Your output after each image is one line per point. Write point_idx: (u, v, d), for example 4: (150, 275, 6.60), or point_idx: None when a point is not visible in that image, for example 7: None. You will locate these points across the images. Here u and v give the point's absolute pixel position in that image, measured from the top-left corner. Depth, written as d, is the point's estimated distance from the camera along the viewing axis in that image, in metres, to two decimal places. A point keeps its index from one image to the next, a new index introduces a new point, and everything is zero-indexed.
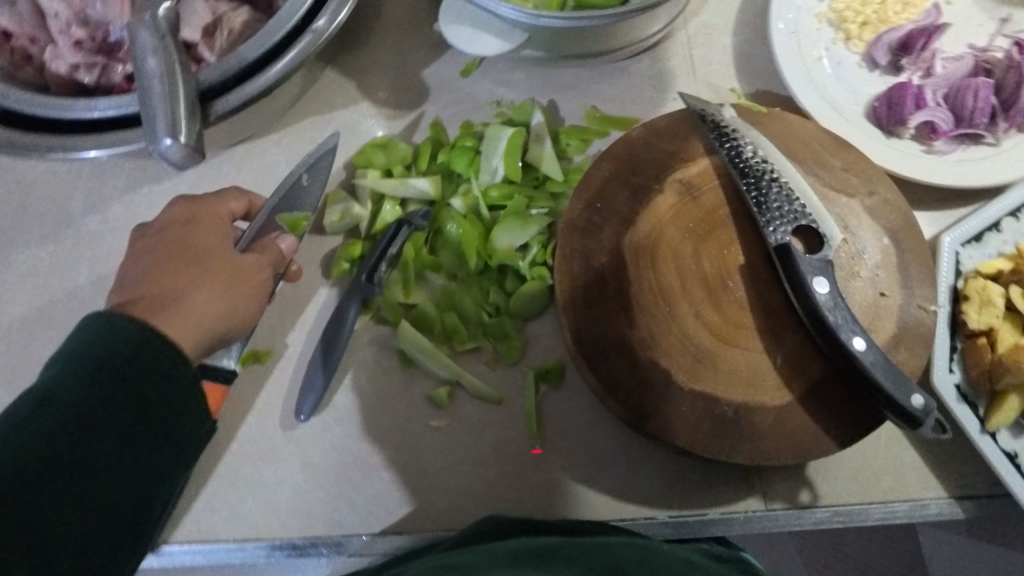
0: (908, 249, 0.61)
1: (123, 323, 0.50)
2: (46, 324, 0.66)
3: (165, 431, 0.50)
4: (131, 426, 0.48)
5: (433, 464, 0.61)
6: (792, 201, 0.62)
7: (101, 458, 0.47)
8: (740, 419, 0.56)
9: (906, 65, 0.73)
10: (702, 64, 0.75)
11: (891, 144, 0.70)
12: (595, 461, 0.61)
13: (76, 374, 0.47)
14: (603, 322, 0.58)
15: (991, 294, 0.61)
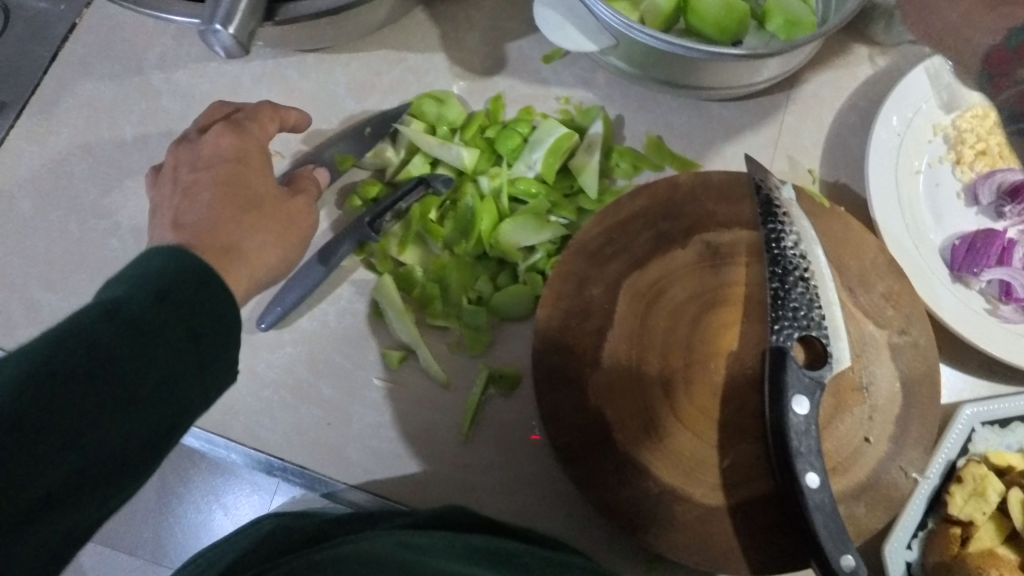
0: (916, 405, 0.56)
1: (189, 254, 0.42)
2: (85, 154, 0.70)
3: (201, 380, 0.42)
4: (178, 361, 0.40)
5: (361, 419, 0.62)
6: (812, 308, 0.57)
7: (133, 387, 0.38)
8: (662, 502, 0.54)
9: (1010, 213, 0.65)
10: (790, 134, 0.70)
11: (953, 290, 0.63)
12: (512, 479, 0.61)
13: (146, 288, 0.40)
14: (568, 354, 0.57)
15: (988, 487, 0.55)
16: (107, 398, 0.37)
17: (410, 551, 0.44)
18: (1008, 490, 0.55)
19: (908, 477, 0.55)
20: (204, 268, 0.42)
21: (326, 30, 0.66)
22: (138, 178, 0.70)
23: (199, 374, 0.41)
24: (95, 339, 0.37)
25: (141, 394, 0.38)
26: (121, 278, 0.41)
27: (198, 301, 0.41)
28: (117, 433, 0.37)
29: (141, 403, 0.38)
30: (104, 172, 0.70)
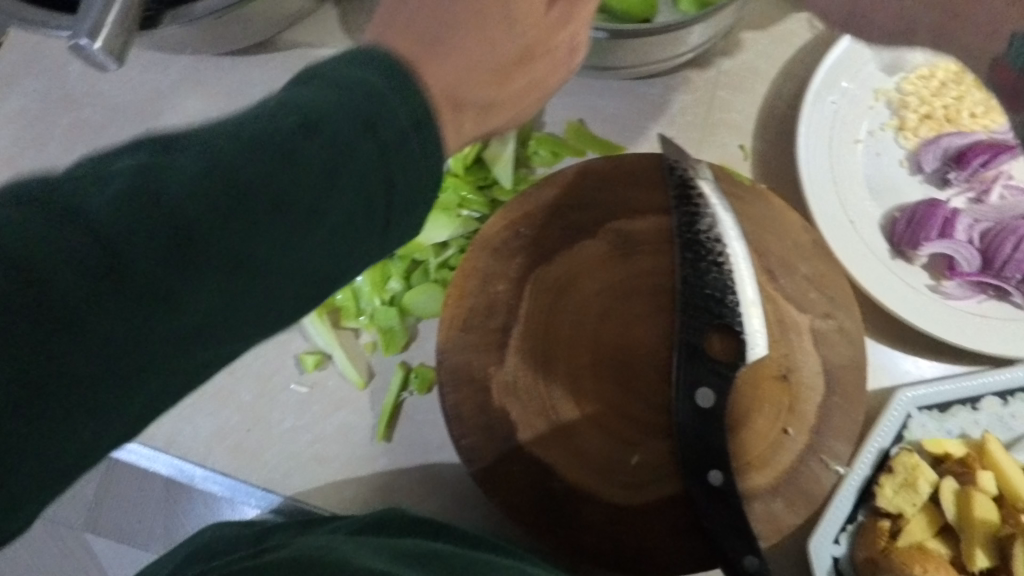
0: (840, 393, 0.53)
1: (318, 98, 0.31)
2: None
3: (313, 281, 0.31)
4: (325, 238, 0.30)
5: (279, 423, 0.62)
6: (727, 294, 0.53)
7: (276, 215, 0.29)
8: (568, 503, 0.52)
9: (954, 180, 0.60)
10: (722, 107, 0.66)
11: (892, 267, 0.59)
12: (431, 480, 0.60)
13: (298, 115, 0.30)
14: (471, 353, 0.55)
15: (920, 477, 0.52)
16: (252, 172, 0.29)
17: (338, 550, 0.43)
18: (941, 479, 0.52)
19: (829, 470, 0.52)
20: (371, 183, 0.31)
21: None
22: None
23: (375, 234, 0.32)
24: (230, 179, 0.28)
25: (256, 307, 0.30)
26: (324, 88, 0.32)
27: (405, 157, 0.33)
28: (239, 244, 0.28)
29: (306, 240, 0.30)
30: None
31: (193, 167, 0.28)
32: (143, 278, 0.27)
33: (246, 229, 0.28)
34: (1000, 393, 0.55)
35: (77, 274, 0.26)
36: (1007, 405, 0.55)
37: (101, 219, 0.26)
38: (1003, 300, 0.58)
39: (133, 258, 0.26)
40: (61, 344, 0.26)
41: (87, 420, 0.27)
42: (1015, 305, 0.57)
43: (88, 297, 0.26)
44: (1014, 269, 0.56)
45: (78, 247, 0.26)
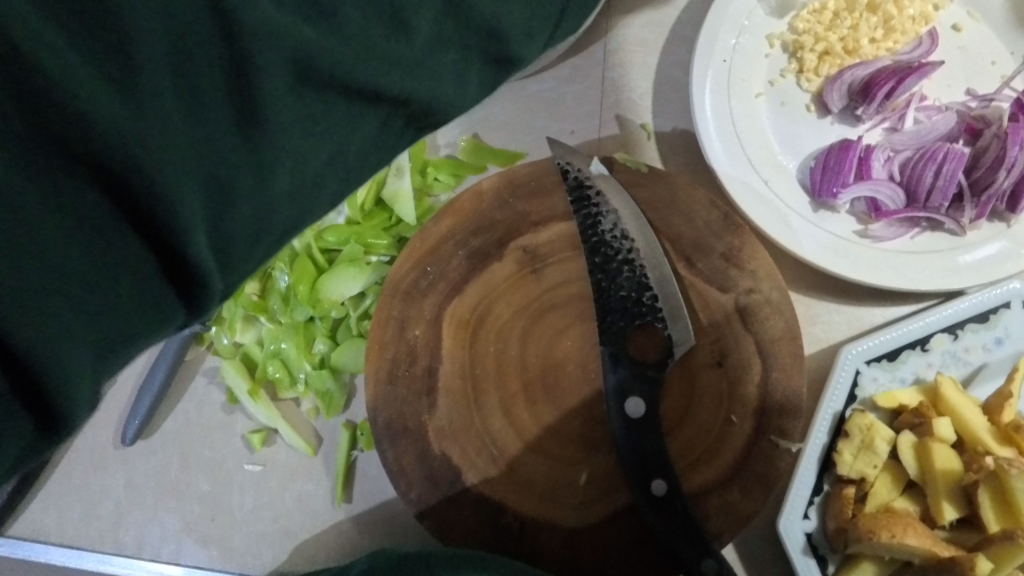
0: (778, 368, 0.51)
1: None
2: None
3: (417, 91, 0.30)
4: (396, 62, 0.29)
5: (240, 505, 0.61)
6: (643, 291, 0.52)
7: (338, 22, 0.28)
8: (524, 535, 0.51)
9: (864, 115, 0.57)
10: (616, 89, 0.63)
11: (814, 220, 0.56)
12: (397, 530, 0.60)
13: None
14: (402, 405, 0.54)
15: (876, 436, 0.50)
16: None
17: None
18: (898, 434, 0.49)
19: (780, 448, 0.50)
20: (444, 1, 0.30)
21: None
22: None
23: (455, 49, 0.31)
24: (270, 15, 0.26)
25: (456, 73, 0.31)
26: None
27: None
28: (368, 81, 0.28)
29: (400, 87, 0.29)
30: None
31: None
32: (278, 79, 0.26)
33: (398, 37, 0.29)
34: (949, 329, 0.53)
35: (213, 110, 0.26)
36: (957, 340, 0.53)
37: (254, 33, 0.25)
38: (937, 230, 0.55)
39: (262, 83, 0.26)
40: (234, 153, 0.26)
41: (278, 180, 0.27)
42: (951, 232, 0.55)
43: (234, 124, 0.26)
44: (940, 197, 0.55)
45: (216, 44, 0.25)
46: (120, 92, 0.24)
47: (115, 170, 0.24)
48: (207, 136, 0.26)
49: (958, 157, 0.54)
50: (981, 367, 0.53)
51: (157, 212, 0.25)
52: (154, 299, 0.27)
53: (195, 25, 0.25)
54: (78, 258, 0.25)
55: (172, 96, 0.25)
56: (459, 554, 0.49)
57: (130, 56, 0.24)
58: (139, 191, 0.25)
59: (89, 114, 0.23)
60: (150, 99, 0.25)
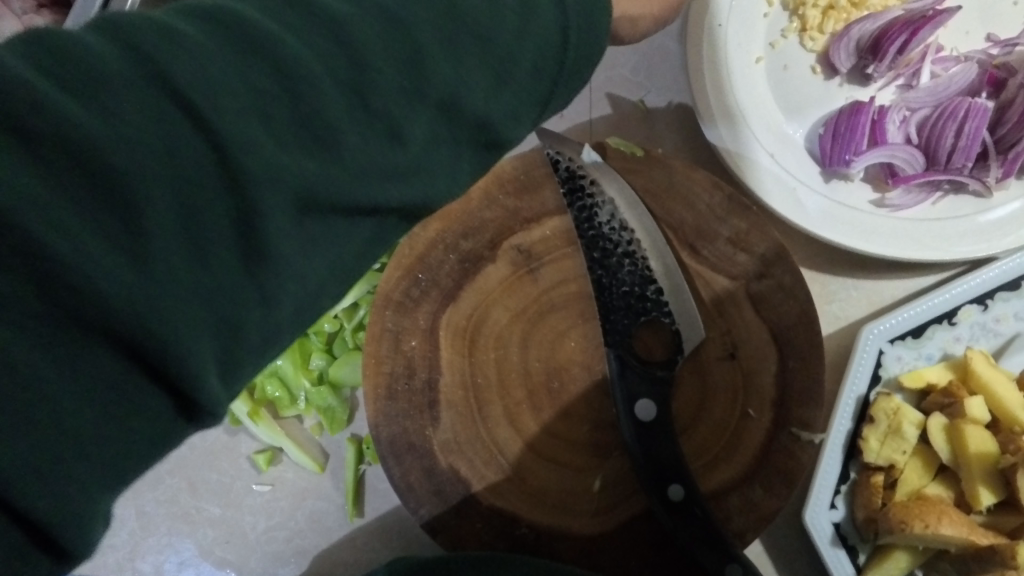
0: (795, 356, 0.48)
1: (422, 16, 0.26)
2: None
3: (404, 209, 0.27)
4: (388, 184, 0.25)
5: (253, 527, 0.60)
6: (647, 284, 0.49)
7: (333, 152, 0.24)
8: (541, 545, 0.49)
9: (876, 73, 0.53)
10: (604, 65, 0.59)
11: (825, 192, 0.52)
12: (411, 542, 0.59)
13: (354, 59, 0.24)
14: (405, 420, 0.52)
15: (903, 421, 0.47)
16: (387, 92, 0.25)
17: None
18: (927, 417, 0.47)
19: (802, 441, 0.48)
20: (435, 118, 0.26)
21: None
22: None
23: (450, 158, 0.27)
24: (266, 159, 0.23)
25: (451, 177, 0.27)
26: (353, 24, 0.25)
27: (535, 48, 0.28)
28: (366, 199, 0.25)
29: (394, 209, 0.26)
30: None
31: (334, 81, 0.24)
32: (279, 213, 0.23)
33: (394, 147, 0.25)
34: (977, 299, 0.50)
35: (216, 249, 0.23)
36: (987, 310, 0.50)
37: (255, 173, 0.23)
38: (960, 192, 0.52)
39: (265, 221, 0.23)
40: (244, 292, 0.24)
41: (284, 307, 0.24)
42: (976, 194, 0.51)
43: (240, 261, 0.23)
44: (962, 157, 0.51)
45: (216, 183, 0.23)
46: (127, 245, 0.22)
47: (126, 333, 0.22)
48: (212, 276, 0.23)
49: (980, 112, 0.50)
50: (1014, 336, 0.50)
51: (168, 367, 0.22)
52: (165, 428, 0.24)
53: (195, 162, 0.22)
54: (94, 414, 0.22)
55: (176, 244, 0.22)
56: (472, 555, 0.47)
57: (129, 199, 0.21)
58: (151, 340, 0.22)
59: (93, 274, 0.21)
60: (159, 251, 0.22)
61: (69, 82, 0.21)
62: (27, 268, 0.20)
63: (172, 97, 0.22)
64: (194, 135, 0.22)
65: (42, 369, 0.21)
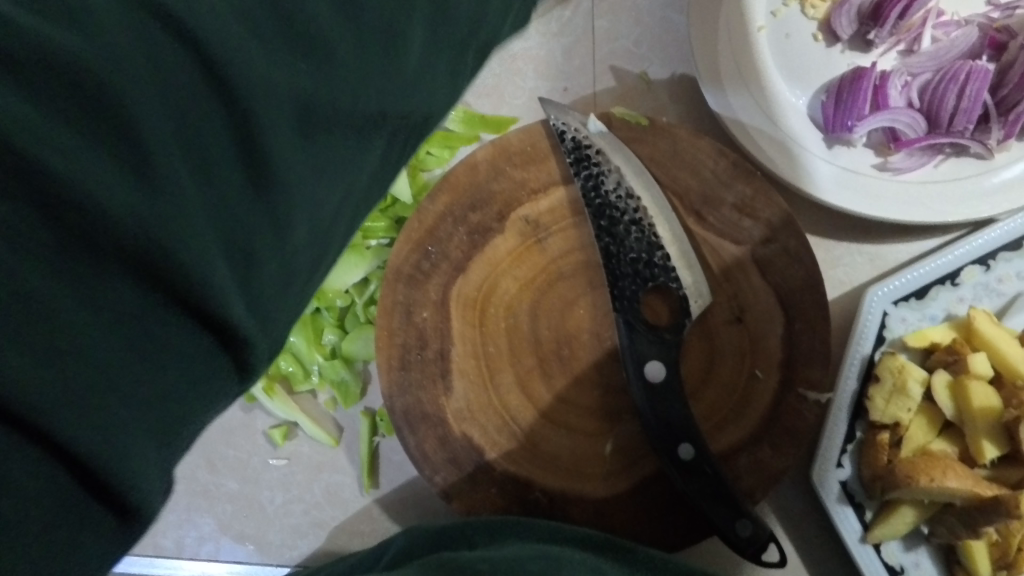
0: (801, 318, 0.49)
1: None
2: None
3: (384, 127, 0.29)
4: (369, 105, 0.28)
5: (271, 501, 0.62)
6: (654, 251, 0.50)
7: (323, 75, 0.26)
8: (555, 509, 0.51)
9: (877, 39, 0.53)
10: (607, 38, 0.59)
11: (829, 158, 0.53)
12: (427, 512, 0.60)
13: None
14: (418, 390, 0.53)
15: (908, 378, 0.47)
16: (369, 18, 0.27)
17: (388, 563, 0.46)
18: (932, 374, 0.48)
19: (808, 401, 0.49)
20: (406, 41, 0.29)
21: None
22: None
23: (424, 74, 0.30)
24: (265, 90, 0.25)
25: (426, 92, 0.30)
26: None
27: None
28: (360, 115, 0.27)
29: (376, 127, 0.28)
30: None
31: (325, 7, 0.26)
32: (275, 144, 0.25)
33: (384, 71, 0.28)
34: (979, 260, 0.50)
35: (229, 179, 0.25)
36: (990, 271, 0.51)
37: (258, 99, 0.24)
38: (962, 155, 0.52)
39: (272, 146, 0.25)
40: (258, 215, 0.25)
41: (297, 227, 0.27)
42: (977, 156, 0.52)
43: (251, 187, 0.25)
44: (965, 119, 0.51)
45: (223, 116, 0.24)
46: (136, 182, 0.22)
47: (156, 262, 0.23)
48: (222, 210, 0.24)
49: (981, 75, 0.51)
50: (1017, 296, 0.51)
51: (194, 294, 0.23)
52: (199, 378, 0.25)
53: (201, 95, 0.24)
54: (120, 350, 0.23)
55: (190, 178, 0.24)
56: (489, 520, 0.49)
57: (145, 134, 0.23)
58: (176, 267, 0.23)
59: (113, 206, 0.22)
60: (175, 183, 0.23)
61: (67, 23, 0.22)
62: (47, 204, 0.21)
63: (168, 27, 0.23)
64: (196, 68, 0.24)
65: (66, 310, 0.21)
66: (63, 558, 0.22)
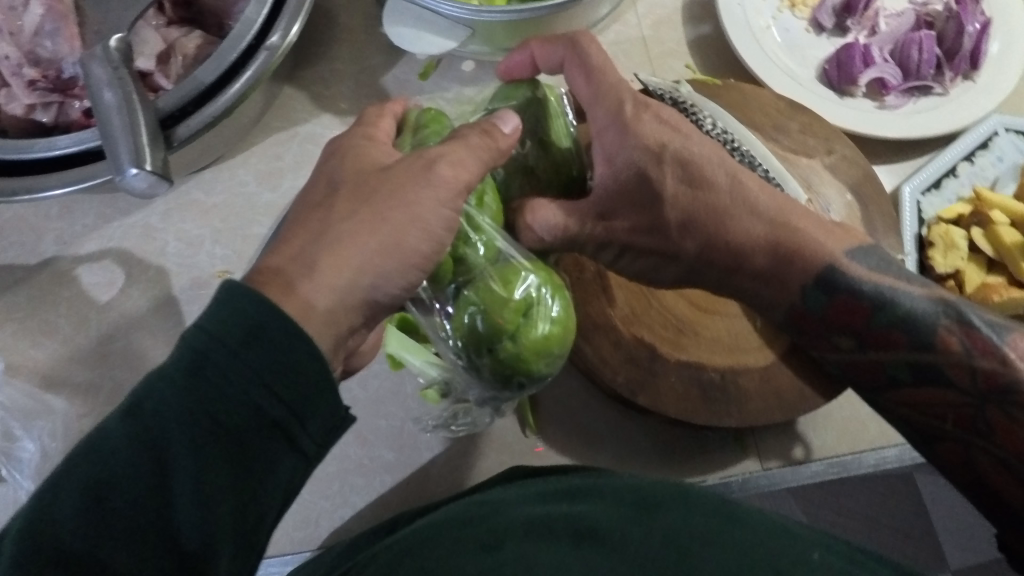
0: (871, 203, 0.64)
1: (176, 390, 0.35)
2: (12, 375, 0.63)
3: (259, 457, 0.36)
4: (221, 443, 0.35)
5: (433, 462, 0.62)
6: (755, 166, 0.62)
7: (170, 449, 0.35)
8: (728, 383, 0.58)
9: (851, 25, 0.74)
10: (655, 43, 0.76)
11: (844, 103, 0.71)
12: (590, 442, 0.62)
13: (169, 386, 0.35)
14: (585, 306, 0.59)
15: (954, 237, 0.63)
16: (231, 375, 0.35)
17: (485, 507, 0.43)
18: (968, 231, 0.64)
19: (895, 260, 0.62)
20: (259, 367, 0.36)
21: (218, 136, 0.65)
22: (94, 360, 0.64)
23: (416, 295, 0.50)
24: (128, 465, 0.34)
25: (228, 463, 0.35)
26: (181, 376, 0.35)
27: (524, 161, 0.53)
28: (227, 399, 0.35)
29: (203, 463, 0.35)
30: (53, 369, 0.63)
31: (220, 391, 0.35)
32: (229, 498, 0.36)
33: (237, 439, 0.36)
34: (966, 156, 0.68)
35: (226, 488, 0.35)
36: (974, 163, 0.69)
37: (229, 419, 0.35)
38: (929, 93, 0.72)
39: (173, 471, 0.35)
40: (244, 490, 0.36)
41: (277, 490, 0.37)
42: (940, 93, 0.71)
43: (249, 502, 0.36)
44: (927, 67, 0.71)
45: (181, 521, 0.35)
46: (161, 544, 0.34)
47: None
48: (210, 518, 0.35)
49: (931, 37, 0.71)
50: (996, 179, 0.69)
51: (198, 550, 0.35)
52: (133, 534, 0.34)
53: (132, 461, 0.34)
54: (119, 479, 0.34)
55: (202, 462, 0.35)
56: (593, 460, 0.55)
57: (165, 471, 0.35)
58: (186, 544, 0.35)
59: (112, 512, 0.34)
60: (226, 554, 0.36)
61: (165, 467, 0.35)
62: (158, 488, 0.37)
63: (139, 431, 0.35)
64: (161, 473, 0.35)
65: (150, 494, 0.34)
66: (209, 511, 0.35)
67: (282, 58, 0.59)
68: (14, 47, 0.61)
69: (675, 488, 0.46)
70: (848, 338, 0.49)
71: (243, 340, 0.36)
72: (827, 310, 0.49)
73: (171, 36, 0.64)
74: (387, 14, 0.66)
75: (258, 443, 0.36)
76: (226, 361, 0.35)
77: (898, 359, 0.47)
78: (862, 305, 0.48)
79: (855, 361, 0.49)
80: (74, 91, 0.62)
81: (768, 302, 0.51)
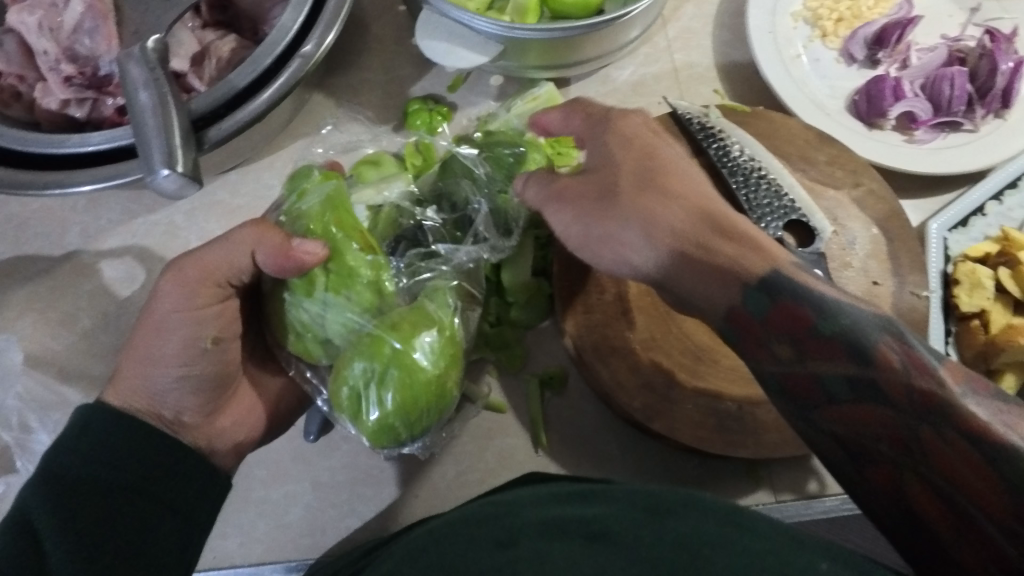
0: (896, 239, 0.63)
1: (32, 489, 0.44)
2: (29, 365, 0.64)
3: (140, 514, 0.45)
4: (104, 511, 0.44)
5: (443, 476, 0.61)
6: (781, 196, 0.61)
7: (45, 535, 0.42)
8: (744, 415, 0.57)
9: (882, 58, 0.74)
10: (685, 67, 0.76)
11: (873, 136, 0.71)
12: (602, 463, 0.62)
13: (33, 486, 0.43)
14: (604, 328, 0.59)
15: (980, 276, 0.62)
16: (86, 461, 0.45)
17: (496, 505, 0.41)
18: (995, 271, 0.63)
19: (920, 297, 0.62)
20: (113, 446, 0.46)
21: (246, 140, 0.65)
22: (111, 354, 0.64)
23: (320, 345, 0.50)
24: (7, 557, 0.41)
25: (112, 528, 0.44)
26: (37, 479, 0.44)
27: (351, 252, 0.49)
28: (90, 479, 0.44)
29: (83, 535, 0.43)
30: (69, 361, 0.64)
31: (85, 475, 0.44)
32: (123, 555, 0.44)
33: (116, 506, 0.44)
34: (994, 196, 0.68)
35: (118, 546, 0.44)
36: (1002, 202, 0.68)
37: (97, 492, 0.44)
38: (959, 129, 0.71)
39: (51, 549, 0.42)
40: (137, 546, 0.45)
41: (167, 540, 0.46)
42: (970, 130, 0.71)
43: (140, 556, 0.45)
44: (958, 103, 0.70)
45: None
46: None
47: None
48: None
49: (963, 73, 0.71)
50: None
51: None
52: None
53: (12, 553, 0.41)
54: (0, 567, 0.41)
55: (85, 533, 0.43)
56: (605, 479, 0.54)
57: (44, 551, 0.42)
58: None
59: None
60: None
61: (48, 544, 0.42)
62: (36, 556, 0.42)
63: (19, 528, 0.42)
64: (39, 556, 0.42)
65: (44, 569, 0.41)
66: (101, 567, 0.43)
67: (315, 67, 0.60)
68: (52, 41, 0.62)
69: (684, 492, 0.41)
70: (785, 344, 0.40)
71: (79, 438, 0.46)
72: (768, 310, 0.41)
73: (206, 39, 0.65)
74: (420, 27, 0.66)
75: (135, 503, 0.45)
76: (78, 453, 0.45)
77: (838, 371, 0.38)
78: (802, 309, 0.40)
79: (800, 375, 0.40)
80: (108, 89, 0.63)
81: (701, 301, 0.45)
